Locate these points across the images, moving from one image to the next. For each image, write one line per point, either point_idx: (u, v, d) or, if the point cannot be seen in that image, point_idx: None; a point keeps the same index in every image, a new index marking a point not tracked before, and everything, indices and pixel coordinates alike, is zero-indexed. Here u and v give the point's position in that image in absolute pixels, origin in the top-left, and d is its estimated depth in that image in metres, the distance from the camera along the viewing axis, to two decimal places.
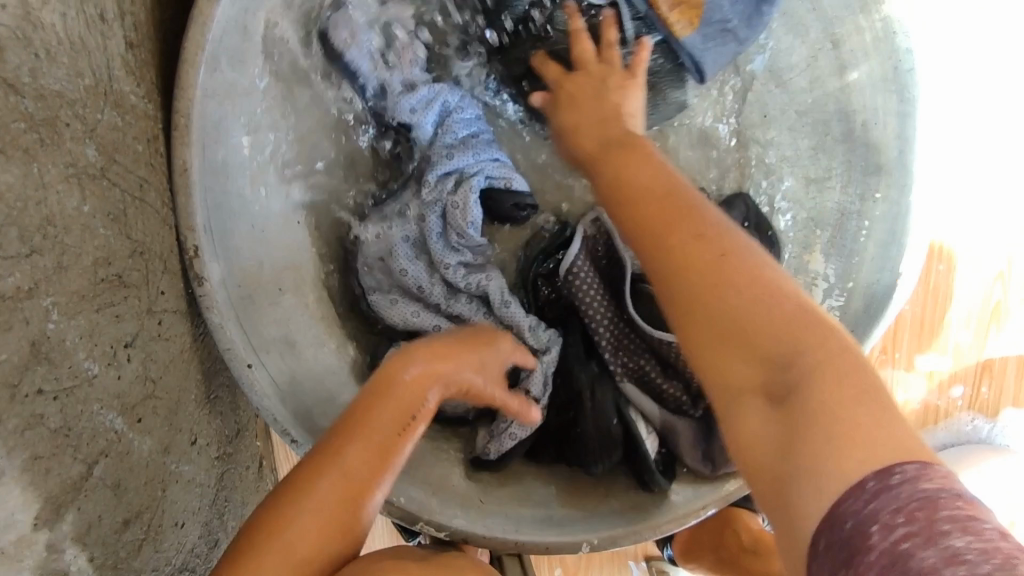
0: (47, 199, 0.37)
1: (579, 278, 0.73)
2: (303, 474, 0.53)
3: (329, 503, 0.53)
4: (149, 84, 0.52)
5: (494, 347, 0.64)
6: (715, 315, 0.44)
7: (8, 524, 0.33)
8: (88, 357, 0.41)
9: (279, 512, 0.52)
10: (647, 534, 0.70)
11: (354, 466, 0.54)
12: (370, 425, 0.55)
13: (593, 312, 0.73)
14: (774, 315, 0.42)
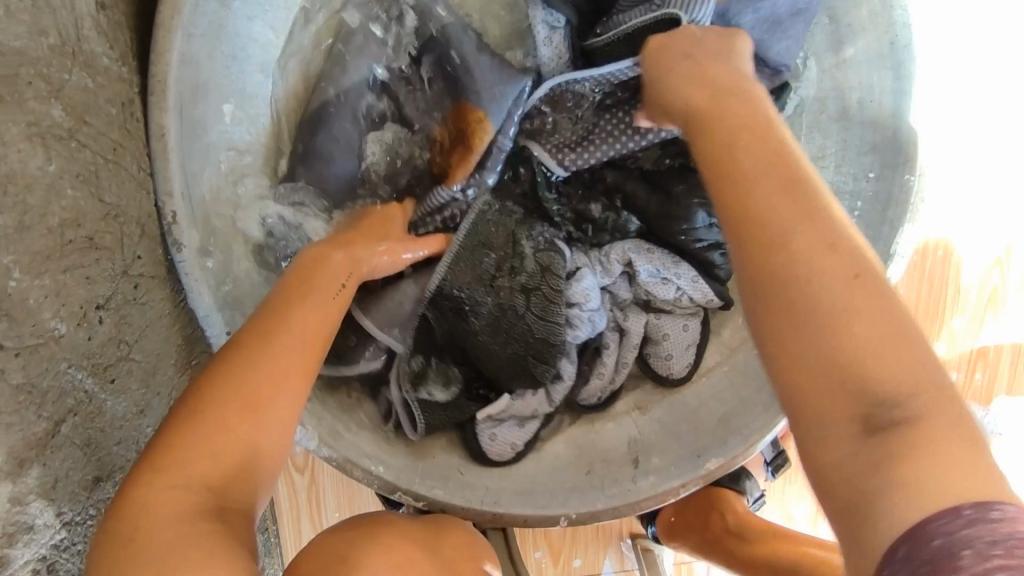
0: (8, 156, 0.37)
1: (588, 150, 0.72)
2: (179, 413, 0.44)
3: (202, 525, 0.40)
4: (123, 48, 0.51)
5: (389, 228, 0.65)
6: (820, 294, 0.34)
7: None
8: (55, 317, 0.42)
9: (170, 448, 0.42)
10: (627, 511, 0.70)
11: (206, 470, 0.42)
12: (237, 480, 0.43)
13: (623, 140, 0.71)
14: (844, 301, 0.33)
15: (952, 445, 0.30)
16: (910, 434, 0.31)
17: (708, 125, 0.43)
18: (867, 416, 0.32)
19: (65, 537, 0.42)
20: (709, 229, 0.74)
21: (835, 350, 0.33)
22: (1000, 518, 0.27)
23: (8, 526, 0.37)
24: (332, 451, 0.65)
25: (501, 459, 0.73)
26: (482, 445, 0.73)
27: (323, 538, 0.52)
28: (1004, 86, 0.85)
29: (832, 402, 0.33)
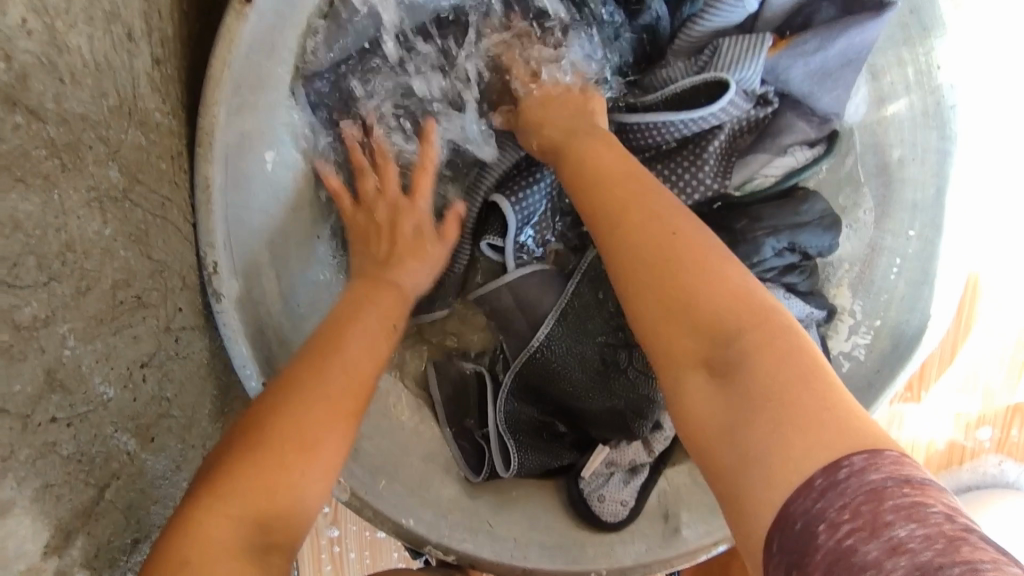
0: (68, 224, 0.37)
1: (654, 200, 0.70)
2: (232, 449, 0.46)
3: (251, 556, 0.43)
4: (174, 101, 0.51)
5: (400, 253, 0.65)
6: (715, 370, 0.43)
7: (16, 556, 0.33)
8: (104, 381, 0.41)
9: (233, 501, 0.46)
10: (658, 566, 0.70)
11: (273, 505, 0.45)
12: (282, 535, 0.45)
13: (688, 182, 0.69)
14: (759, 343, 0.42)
15: (810, 398, 0.38)
16: (760, 407, 0.39)
17: (595, 133, 0.60)
18: (724, 376, 0.42)
19: None
20: (782, 255, 0.71)
21: (705, 315, 0.44)
22: (846, 472, 0.34)
23: None
24: (363, 503, 0.64)
25: (618, 520, 0.72)
26: (594, 509, 0.72)
27: None
28: None
29: (689, 359, 0.44)
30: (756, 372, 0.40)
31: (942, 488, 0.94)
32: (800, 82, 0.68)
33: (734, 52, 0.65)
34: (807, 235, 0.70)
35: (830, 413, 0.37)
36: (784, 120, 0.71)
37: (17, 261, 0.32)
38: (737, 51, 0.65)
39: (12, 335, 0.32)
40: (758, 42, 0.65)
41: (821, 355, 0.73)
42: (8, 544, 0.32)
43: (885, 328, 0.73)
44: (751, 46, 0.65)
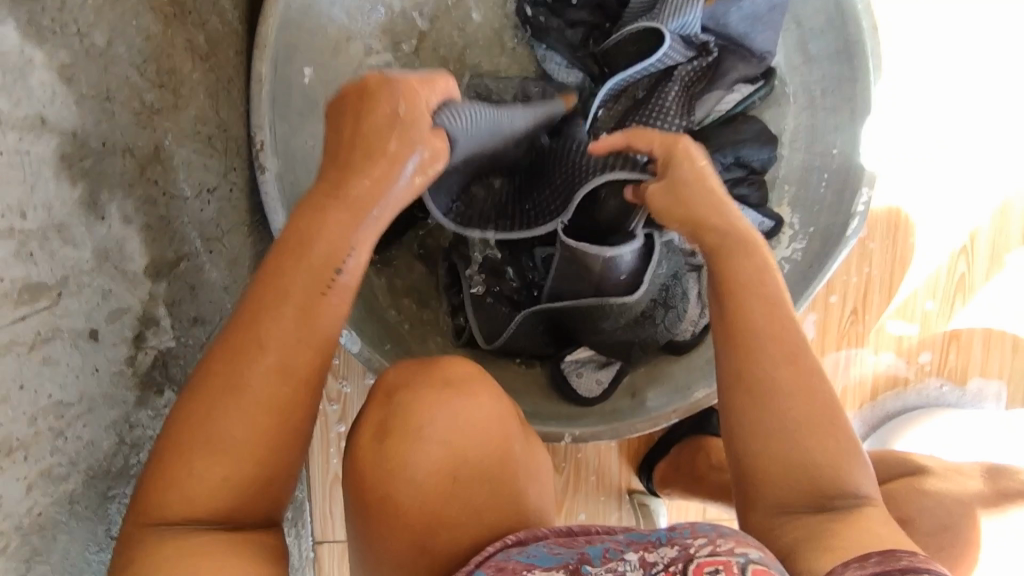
0: (172, 56, 0.52)
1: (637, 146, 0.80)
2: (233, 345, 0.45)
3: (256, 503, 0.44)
4: (239, 10, 0.68)
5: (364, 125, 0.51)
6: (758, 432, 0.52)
7: (130, 257, 0.46)
8: (184, 181, 0.55)
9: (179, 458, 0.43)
10: (623, 431, 0.81)
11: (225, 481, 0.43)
12: (371, 408, 0.54)
13: (659, 121, 0.80)
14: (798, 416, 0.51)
15: (858, 533, 0.46)
16: (828, 535, 0.47)
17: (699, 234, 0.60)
18: (819, 503, 0.50)
19: (174, 348, 0.54)
20: (731, 171, 0.86)
21: (792, 448, 0.51)
22: (885, 558, 0.42)
23: (145, 313, 0.49)
24: (371, 356, 0.77)
25: (592, 395, 0.86)
26: (572, 383, 0.86)
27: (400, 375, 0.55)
28: (949, 95, 1.01)
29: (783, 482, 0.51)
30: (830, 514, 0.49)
31: (889, 409, 1.05)
32: (736, 25, 0.83)
33: (676, 3, 0.80)
34: (749, 152, 0.86)
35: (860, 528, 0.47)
36: (729, 62, 0.84)
37: (145, 59, 0.48)
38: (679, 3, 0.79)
39: (139, 106, 0.47)
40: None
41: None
42: (127, 245, 0.46)
43: (818, 233, 0.86)
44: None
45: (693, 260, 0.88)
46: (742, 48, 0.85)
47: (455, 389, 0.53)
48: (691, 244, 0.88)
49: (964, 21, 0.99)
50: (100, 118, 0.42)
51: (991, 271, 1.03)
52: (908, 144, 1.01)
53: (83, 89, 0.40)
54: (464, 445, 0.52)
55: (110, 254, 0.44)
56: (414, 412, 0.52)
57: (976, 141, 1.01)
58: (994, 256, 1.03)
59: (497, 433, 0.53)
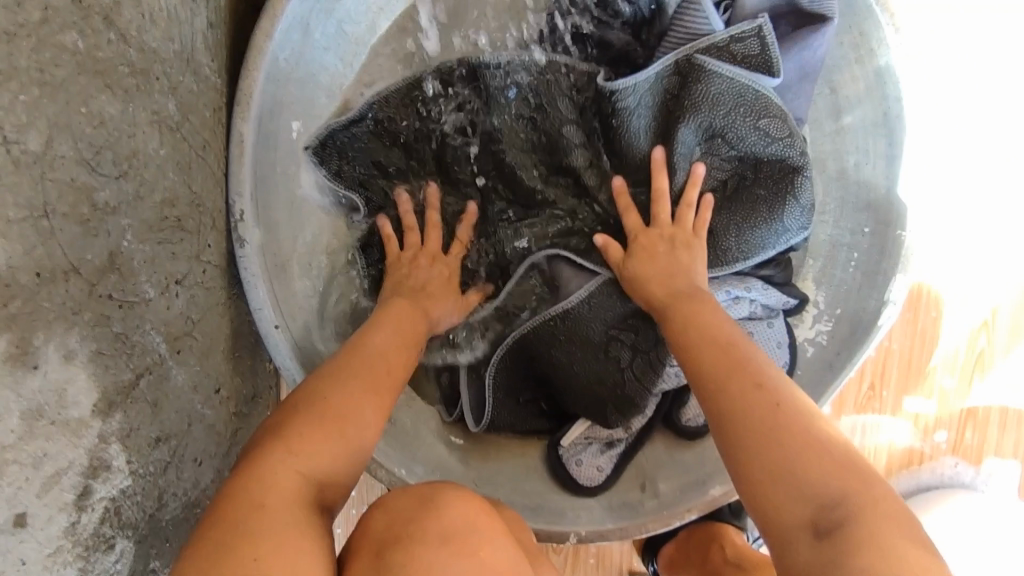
0: (136, 137, 0.43)
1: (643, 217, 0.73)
2: (289, 408, 0.50)
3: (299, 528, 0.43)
4: (220, 62, 0.58)
5: None
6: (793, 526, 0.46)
7: (73, 402, 0.37)
8: (147, 282, 0.46)
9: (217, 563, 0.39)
10: (631, 531, 0.74)
11: (329, 469, 0.48)
12: (362, 555, 0.46)
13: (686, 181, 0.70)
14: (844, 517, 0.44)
15: (892, 533, 0.42)
16: (851, 534, 0.43)
17: (700, 297, 0.63)
18: (820, 532, 0.44)
19: (131, 485, 0.44)
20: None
21: (820, 515, 0.45)
22: None
23: (93, 460, 0.40)
24: (360, 450, 0.68)
25: (592, 484, 0.77)
26: (569, 471, 0.77)
27: (385, 527, 0.47)
28: (986, 162, 0.94)
29: (793, 506, 0.45)
30: (859, 502, 0.44)
31: (900, 488, 1.00)
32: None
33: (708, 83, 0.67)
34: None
35: (891, 527, 0.43)
36: None
37: (100, 150, 0.39)
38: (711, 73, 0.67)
39: (90, 212, 0.38)
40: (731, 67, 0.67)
41: (787, 340, 0.79)
42: (69, 389, 0.37)
43: (845, 316, 0.80)
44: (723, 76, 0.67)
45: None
46: None
47: (462, 548, 0.45)
48: None
49: (1004, 85, 0.92)
50: (35, 242, 0.33)
51: (1013, 347, 0.98)
52: (938, 215, 0.95)
53: (10, 212, 0.31)
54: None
55: (44, 409, 0.35)
56: (419, 565, 0.43)
57: (1005, 212, 0.95)
58: (1016, 332, 0.98)
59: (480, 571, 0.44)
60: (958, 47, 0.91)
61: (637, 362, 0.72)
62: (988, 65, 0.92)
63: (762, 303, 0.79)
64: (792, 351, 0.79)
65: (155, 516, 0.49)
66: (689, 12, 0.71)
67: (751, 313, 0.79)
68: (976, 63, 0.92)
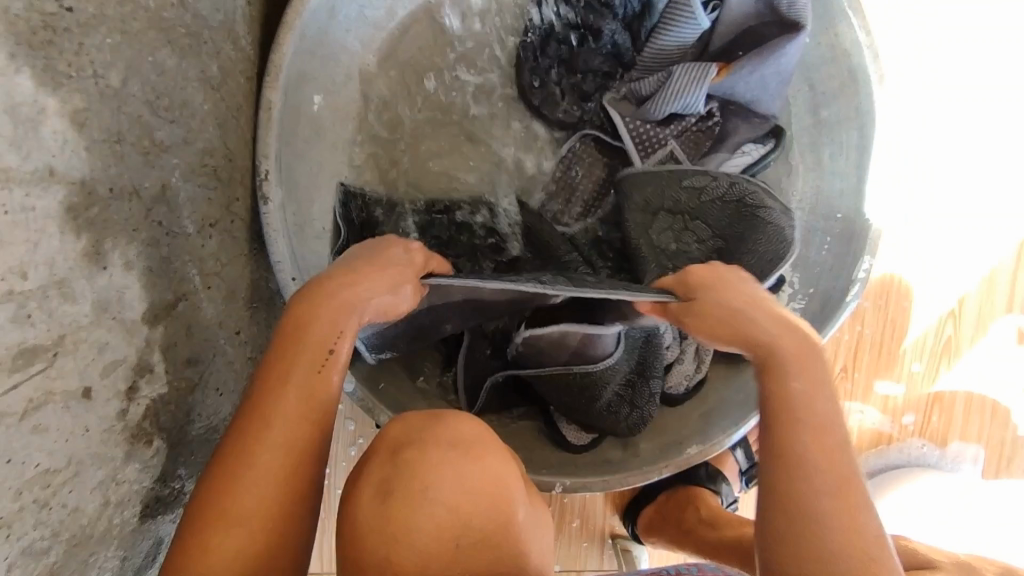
0: (186, 89, 0.50)
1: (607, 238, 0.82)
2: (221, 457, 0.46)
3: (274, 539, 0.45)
4: (254, 36, 0.65)
5: None
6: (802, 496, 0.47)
7: (129, 305, 0.44)
8: (188, 219, 0.53)
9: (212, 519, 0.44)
10: (614, 484, 0.80)
11: (253, 502, 0.45)
12: (376, 458, 0.51)
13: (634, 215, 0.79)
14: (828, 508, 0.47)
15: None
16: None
17: (718, 288, 0.58)
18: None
19: (167, 393, 0.51)
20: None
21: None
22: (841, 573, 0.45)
23: (140, 361, 0.46)
24: (365, 397, 0.75)
25: (578, 443, 0.84)
26: (561, 431, 0.84)
27: (388, 440, 0.52)
28: (957, 160, 1.01)
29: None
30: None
31: (871, 466, 1.06)
32: (742, 93, 0.81)
33: (682, 81, 0.78)
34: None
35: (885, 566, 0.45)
36: (731, 126, 0.82)
37: (159, 95, 0.45)
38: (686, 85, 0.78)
39: (149, 145, 0.45)
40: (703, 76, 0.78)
41: None
42: (126, 293, 0.43)
43: (817, 294, 0.87)
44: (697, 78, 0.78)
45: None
46: (748, 111, 0.82)
47: (463, 454, 0.50)
48: None
49: (972, 90, 0.99)
50: (110, 162, 0.40)
51: (979, 335, 1.05)
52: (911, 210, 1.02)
53: (94, 133, 0.38)
54: (467, 503, 0.48)
55: (108, 305, 0.41)
56: (423, 476, 0.47)
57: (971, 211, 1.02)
58: (980, 321, 1.05)
59: (492, 486, 0.49)
60: (929, 56, 0.98)
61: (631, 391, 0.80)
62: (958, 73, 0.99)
63: None
64: None
65: (184, 427, 0.55)
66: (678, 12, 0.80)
67: None
68: (946, 72, 0.99)
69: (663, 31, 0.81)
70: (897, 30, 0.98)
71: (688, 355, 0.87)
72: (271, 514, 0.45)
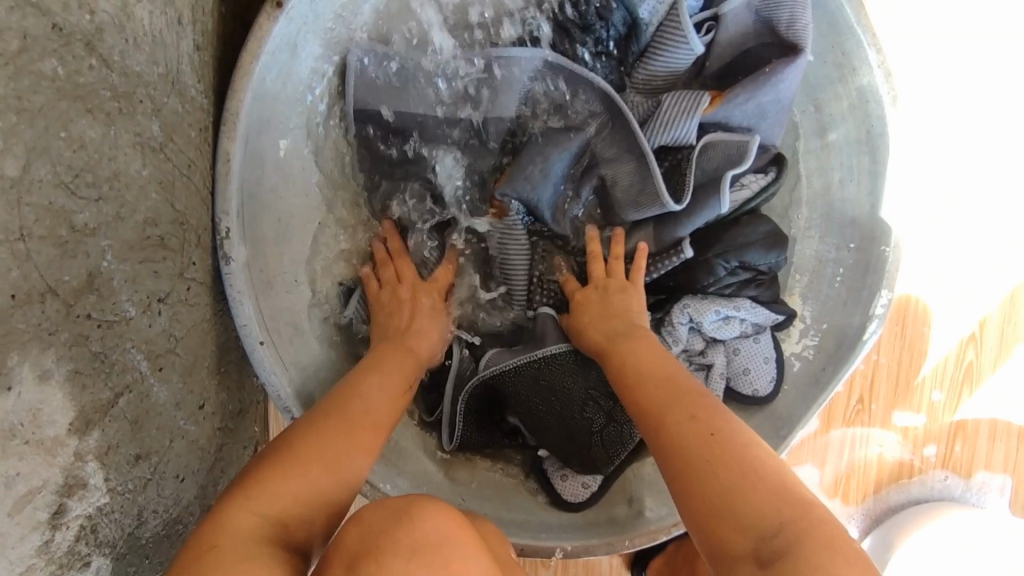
0: (117, 159, 0.44)
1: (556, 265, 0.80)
2: (271, 456, 0.55)
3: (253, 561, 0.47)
4: (206, 83, 0.59)
5: None
6: (726, 540, 0.49)
7: (48, 421, 0.37)
8: (128, 301, 0.47)
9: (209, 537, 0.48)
10: (620, 547, 0.74)
11: (292, 510, 0.53)
12: (335, 565, 0.46)
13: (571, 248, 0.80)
14: (733, 513, 0.49)
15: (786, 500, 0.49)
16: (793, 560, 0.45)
17: (635, 336, 0.67)
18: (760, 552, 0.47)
19: (108, 502, 0.45)
20: (735, 274, 0.78)
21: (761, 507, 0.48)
22: None
23: (68, 479, 0.40)
24: None
25: (576, 500, 0.78)
26: (556, 486, 0.78)
27: (368, 516, 0.48)
28: (974, 172, 0.94)
29: (733, 538, 0.48)
30: (796, 530, 0.47)
31: (890, 501, 1.00)
32: (740, 123, 0.75)
33: (673, 111, 0.74)
34: (755, 254, 0.78)
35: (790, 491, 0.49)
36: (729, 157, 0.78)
37: (79, 173, 0.39)
38: (677, 115, 0.74)
39: (68, 233, 0.39)
40: (697, 104, 0.74)
41: (774, 356, 0.80)
42: (43, 408, 0.37)
43: (831, 329, 0.81)
44: (688, 110, 0.74)
45: (700, 360, 0.81)
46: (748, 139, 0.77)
47: (428, 560, 0.44)
48: (693, 347, 0.81)
49: (989, 98, 0.93)
50: (9, 265, 0.34)
51: (1001, 361, 0.99)
52: (925, 226, 0.96)
53: None
54: None
55: (17, 428, 0.35)
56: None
57: (983, 223, 0.96)
58: (1003, 345, 0.98)
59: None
60: (923, 69, 0.92)
61: (610, 404, 0.73)
62: (957, 77, 0.93)
63: (752, 322, 0.79)
64: (779, 367, 0.80)
65: (134, 532, 0.49)
66: (671, 39, 0.75)
67: (742, 332, 0.80)
68: (945, 82, 0.93)
69: (653, 56, 0.77)
70: (887, 43, 0.91)
71: None
72: (306, 513, 0.54)
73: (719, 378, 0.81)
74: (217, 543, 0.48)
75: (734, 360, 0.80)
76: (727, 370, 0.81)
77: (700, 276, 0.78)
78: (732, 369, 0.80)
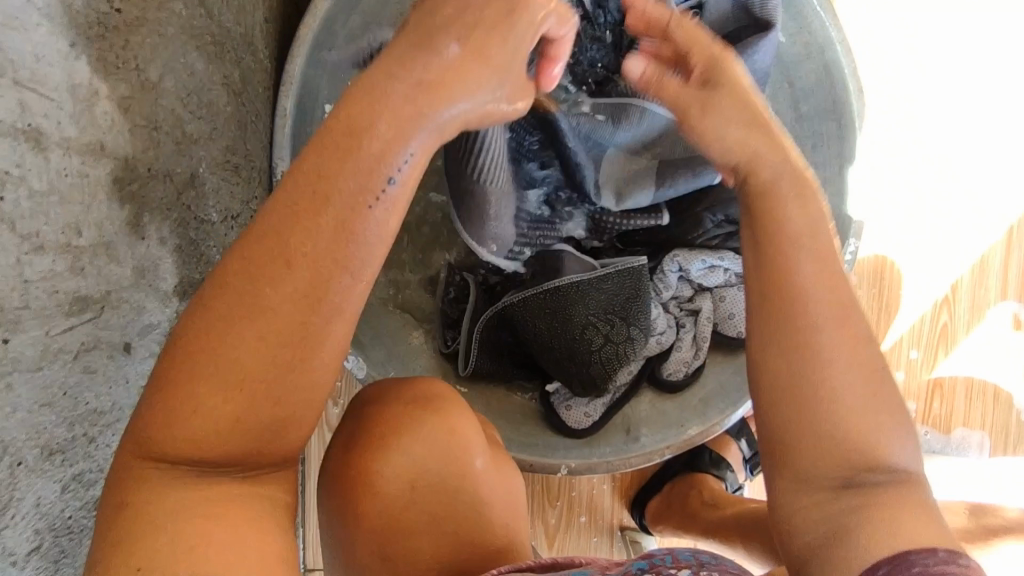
0: (210, 89, 0.56)
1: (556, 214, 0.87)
2: (184, 353, 0.36)
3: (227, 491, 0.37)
4: (269, 50, 0.72)
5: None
6: (799, 445, 0.42)
7: (162, 276, 0.49)
8: (212, 208, 0.58)
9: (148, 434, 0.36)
10: (619, 466, 0.83)
11: (221, 441, 0.36)
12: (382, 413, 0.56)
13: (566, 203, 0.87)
14: (830, 423, 0.41)
15: (888, 428, 0.42)
16: (877, 493, 0.40)
17: (759, 122, 0.48)
18: (846, 474, 0.41)
19: None
20: (721, 227, 0.88)
21: (871, 435, 0.42)
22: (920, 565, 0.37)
23: (171, 330, 0.51)
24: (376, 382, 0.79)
25: (580, 427, 0.86)
26: (561, 416, 0.87)
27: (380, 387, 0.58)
28: (942, 144, 1.04)
29: (814, 451, 0.42)
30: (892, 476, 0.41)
31: None
32: None
33: None
34: None
35: (893, 426, 0.43)
36: None
37: (188, 92, 0.51)
38: None
39: (180, 136, 0.50)
40: None
41: None
42: (160, 264, 0.48)
43: None
44: None
45: (689, 305, 0.92)
46: None
47: (431, 409, 0.57)
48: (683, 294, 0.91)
49: (952, 78, 1.04)
50: (148, 146, 0.45)
51: (974, 322, 1.07)
52: (899, 194, 1.05)
53: (136, 118, 0.43)
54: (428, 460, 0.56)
55: (146, 272, 0.46)
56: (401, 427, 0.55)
57: (951, 191, 1.05)
58: (975, 308, 1.07)
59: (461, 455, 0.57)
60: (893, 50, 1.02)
61: (608, 328, 0.82)
62: (956, 68, 1.03)
63: (735, 271, 0.89)
64: None
65: None
66: None
67: (727, 281, 0.90)
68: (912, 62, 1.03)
69: None
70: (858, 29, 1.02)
71: (686, 343, 0.90)
72: (236, 447, 0.37)
73: (707, 322, 0.90)
74: (219, 430, 0.36)
75: (720, 304, 0.90)
76: (714, 314, 0.90)
77: (690, 229, 0.89)
78: (718, 313, 0.90)
